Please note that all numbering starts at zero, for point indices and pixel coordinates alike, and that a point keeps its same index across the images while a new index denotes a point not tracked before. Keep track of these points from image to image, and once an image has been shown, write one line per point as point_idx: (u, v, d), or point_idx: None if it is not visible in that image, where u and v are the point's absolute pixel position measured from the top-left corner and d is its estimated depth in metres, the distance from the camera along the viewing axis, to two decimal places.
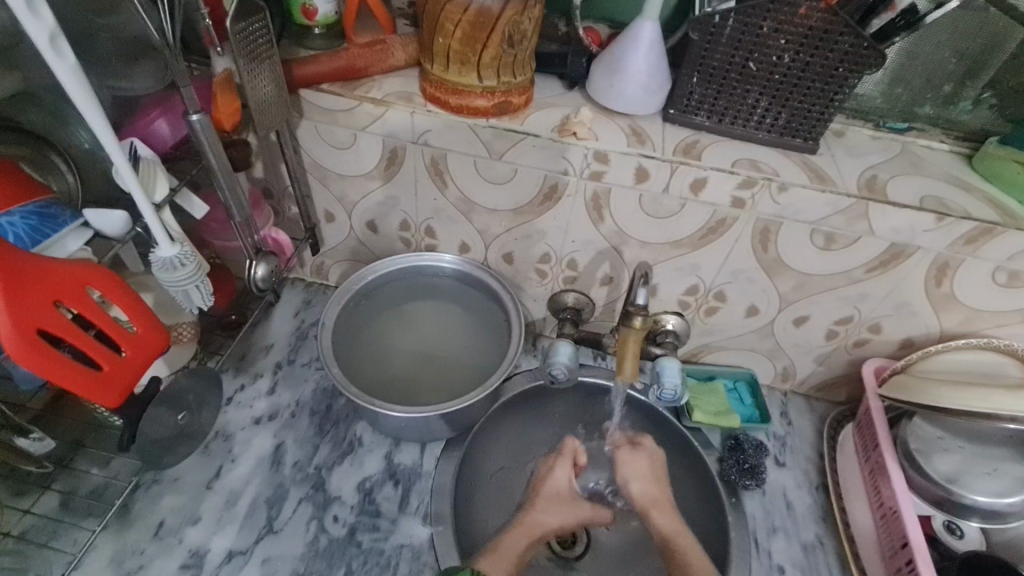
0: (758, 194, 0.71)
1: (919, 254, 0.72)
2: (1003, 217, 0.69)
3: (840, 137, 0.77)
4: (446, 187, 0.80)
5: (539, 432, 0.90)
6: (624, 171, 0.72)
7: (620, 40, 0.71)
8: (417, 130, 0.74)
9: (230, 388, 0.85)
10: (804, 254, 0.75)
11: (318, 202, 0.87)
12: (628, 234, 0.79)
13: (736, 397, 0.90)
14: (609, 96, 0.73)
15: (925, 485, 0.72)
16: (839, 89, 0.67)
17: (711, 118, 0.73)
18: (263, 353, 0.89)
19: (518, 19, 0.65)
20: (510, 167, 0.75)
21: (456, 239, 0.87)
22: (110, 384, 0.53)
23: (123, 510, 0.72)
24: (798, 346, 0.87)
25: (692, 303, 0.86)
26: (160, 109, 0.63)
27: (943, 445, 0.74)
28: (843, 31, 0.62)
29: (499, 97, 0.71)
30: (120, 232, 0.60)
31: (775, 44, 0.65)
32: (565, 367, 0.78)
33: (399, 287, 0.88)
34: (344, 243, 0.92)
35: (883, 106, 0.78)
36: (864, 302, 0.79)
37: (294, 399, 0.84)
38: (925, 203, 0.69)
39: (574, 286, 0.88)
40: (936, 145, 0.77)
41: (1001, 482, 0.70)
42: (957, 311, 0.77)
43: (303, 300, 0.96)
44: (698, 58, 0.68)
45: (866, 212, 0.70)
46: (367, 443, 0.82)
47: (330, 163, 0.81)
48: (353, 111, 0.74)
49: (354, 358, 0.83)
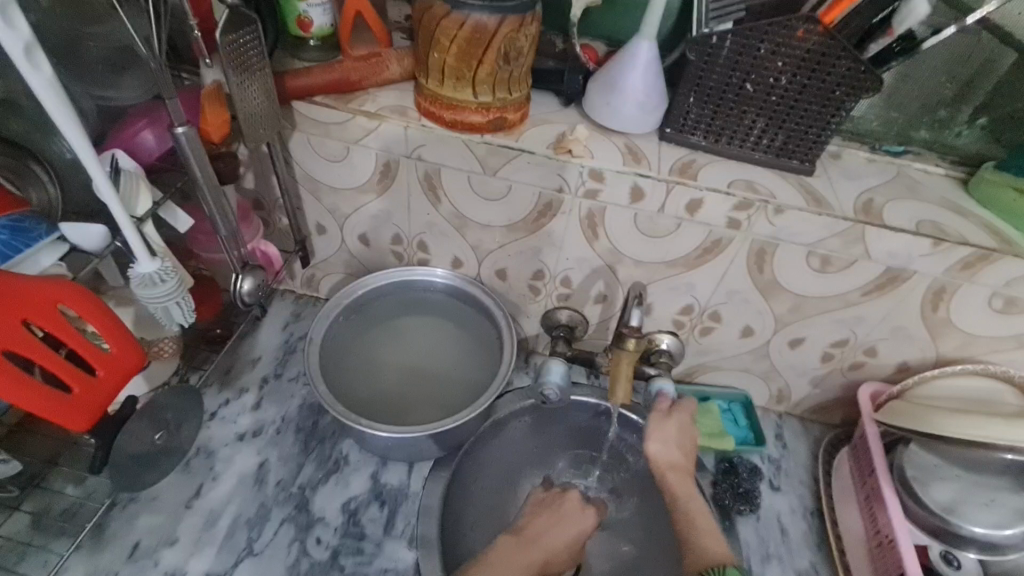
0: (754, 216, 0.70)
1: (915, 279, 0.71)
2: (1000, 244, 0.68)
3: (837, 159, 0.77)
4: (440, 202, 0.79)
5: (528, 452, 0.88)
6: (620, 191, 0.72)
7: (617, 59, 0.70)
8: (411, 144, 0.73)
9: (214, 403, 0.83)
10: (797, 275, 0.74)
11: (310, 214, 0.86)
12: (623, 253, 0.78)
13: (730, 419, 0.89)
14: (605, 113, 0.73)
15: (921, 514, 0.70)
16: (836, 112, 0.67)
17: (707, 138, 0.73)
18: (250, 366, 0.87)
19: (515, 35, 0.64)
20: (504, 184, 0.74)
21: (449, 254, 0.86)
22: (80, 407, 0.51)
23: (97, 530, 0.70)
24: (793, 368, 0.86)
25: (686, 323, 0.85)
26: (146, 120, 0.60)
27: (940, 473, 0.72)
28: (840, 55, 0.62)
29: (495, 114, 0.70)
30: (98, 247, 0.58)
31: (771, 66, 0.65)
32: (557, 387, 0.78)
33: (393, 300, 0.87)
34: (335, 257, 0.91)
35: (879, 129, 0.78)
36: (860, 325, 0.78)
37: (279, 415, 0.83)
38: (921, 228, 0.69)
39: (568, 304, 0.87)
40: (932, 169, 0.77)
41: (999, 513, 0.68)
42: (953, 336, 0.76)
43: (292, 314, 0.95)
44: (695, 77, 0.68)
45: (863, 236, 0.69)
46: (354, 462, 0.80)
47: (322, 176, 0.80)
48: (346, 124, 0.73)
49: (342, 374, 0.82)
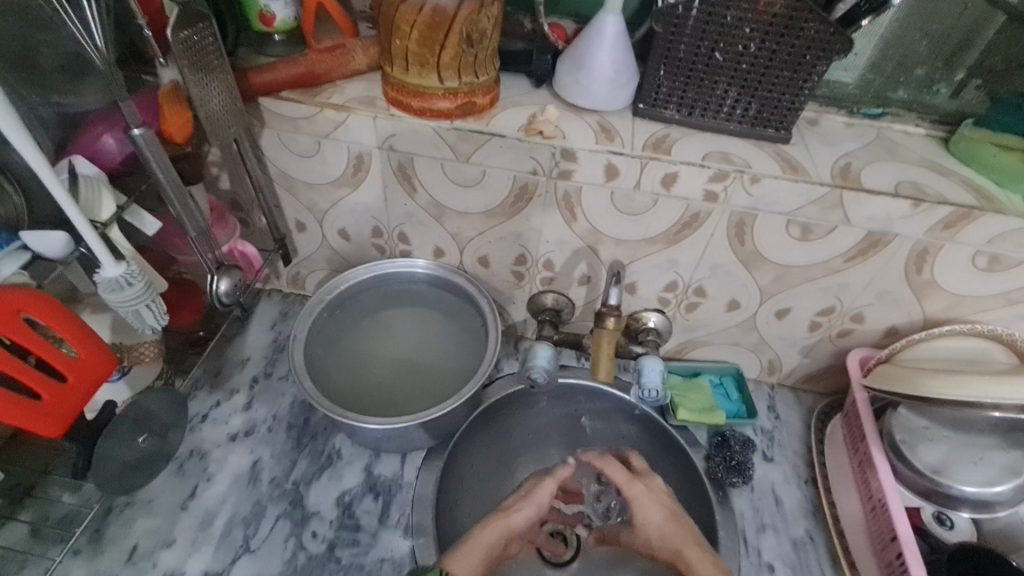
0: (730, 186, 0.69)
1: (897, 242, 0.71)
2: (980, 201, 0.67)
3: (813, 125, 0.76)
4: (416, 192, 0.78)
5: (521, 437, 0.89)
6: (593, 170, 0.71)
7: (584, 35, 0.69)
8: (381, 135, 0.73)
9: (205, 405, 0.83)
10: (778, 244, 0.74)
11: (288, 212, 0.85)
12: (602, 233, 0.78)
13: (722, 394, 0.89)
14: (575, 92, 0.72)
15: (911, 477, 0.70)
16: (808, 77, 0.66)
17: (680, 112, 0.72)
18: (239, 367, 0.87)
19: (476, 17, 0.64)
20: (478, 169, 0.73)
21: (430, 244, 0.86)
22: (52, 413, 0.51)
23: (94, 534, 0.71)
24: (781, 338, 0.86)
25: (672, 299, 0.85)
26: (106, 125, 0.62)
27: (929, 434, 0.72)
28: (808, 17, 0.61)
29: (463, 99, 0.69)
30: (62, 254, 0.58)
31: (739, 33, 0.64)
32: (544, 370, 0.78)
33: (376, 294, 0.87)
34: (318, 253, 0.91)
35: (856, 92, 0.77)
36: (845, 292, 0.77)
37: (270, 414, 0.83)
38: (900, 189, 0.68)
39: (553, 287, 0.86)
40: (912, 129, 0.76)
41: (989, 471, 0.68)
42: (939, 298, 0.75)
43: (280, 313, 0.95)
44: (664, 50, 0.67)
45: (841, 201, 0.68)
46: (346, 456, 0.80)
47: (297, 172, 0.79)
48: (314, 118, 0.73)
49: (330, 370, 0.82)
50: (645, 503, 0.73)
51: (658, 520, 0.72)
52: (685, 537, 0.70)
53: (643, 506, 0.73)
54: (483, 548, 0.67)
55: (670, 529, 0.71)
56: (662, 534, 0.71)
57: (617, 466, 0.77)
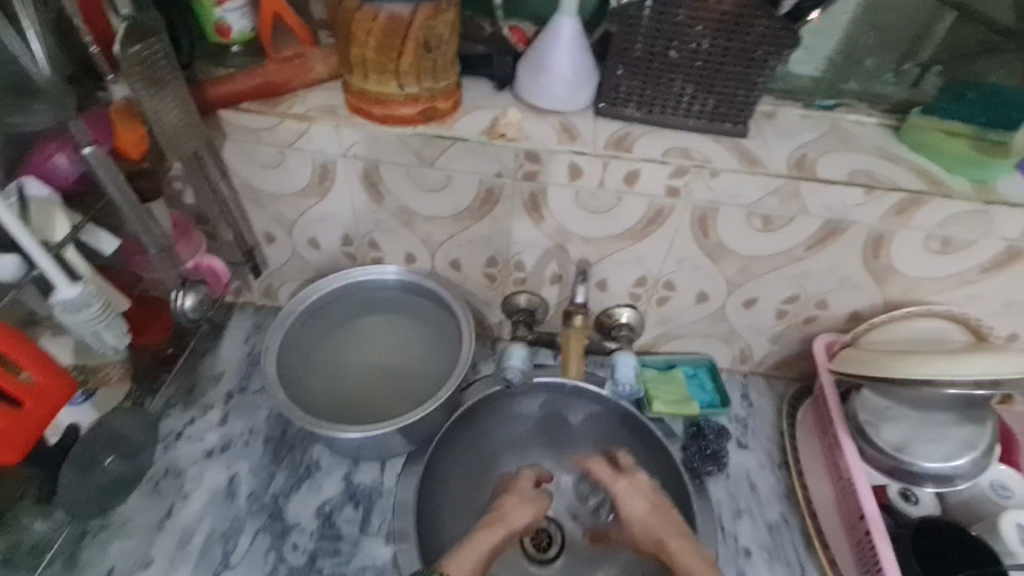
0: (691, 181, 0.71)
1: (854, 229, 0.73)
2: (929, 186, 0.70)
3: (770, 118, 0.77)
4: (383, 199, 0.78)
5: (502, 438, 0.88)
6: (557, 170, 0.72)
7: (541, 38, 0.70)
8: (345, 144, 0.73)
9: (179, 422, 0.82)
10: (741, 236, 0.76)
11: (256, 223, 0.85)
12: (570, 232, 0.78)
13: (696, 384, 0.90)
14: (536, 93, 0.73)
15: (876, 456, 0.73)
16: (761, 73, 0.67)
17: (641, 110, 0.73)
18: (213, 383, 0.86)
19: (431, 23, 0.64)
20: (443, 174, 0.74)
21: (401, 250, 0.86)
22: (9, 440, 0.51)
23: (69, 560, 0.69)
24: (750, 328, 0.88)
25: (643, 294, 0.86)
26: (57, 143, 0.61)
27: (891, 414, 0.74)
28: (757, 14, 0.63)
29: (424, 104, 0.70)
30: (15, 275, 0.58)
31: (692, 32, 0.65)
32: (518, 370, 0.81)
33: (349, 303, 0.87)
34: (289, 264, 0.90)
35: (810, 84, 0.79)
36: (808, 280, 0.80)
37: (246, 428, 0.82)
38: (853, 178, 0.70)
39: (525, 288, 0.87)
40: (866, 119, 0.77)
41: (949, 446, 0.71)
42: (897, 281, 0.78)
43: (253, 326, 0.94)
44: (620, 49, 0.68)
45: (797, 192, 0.70)
46: (325, 466, 0.80)
47: (262, 184, 0.79)
48: (276, 128, 0.72)
49: (305, 380, 0.82)
50: (630, 497, 0.74)
51: (642, 512, 0.73)
52: (669, 529, 0.71)
53: (628, 498, 0.74)
54: (479, 553, 0.67)
55: (653, 521, 0.72)
56: (648, 525, 0.72)
57: (604, 464, 0.78)
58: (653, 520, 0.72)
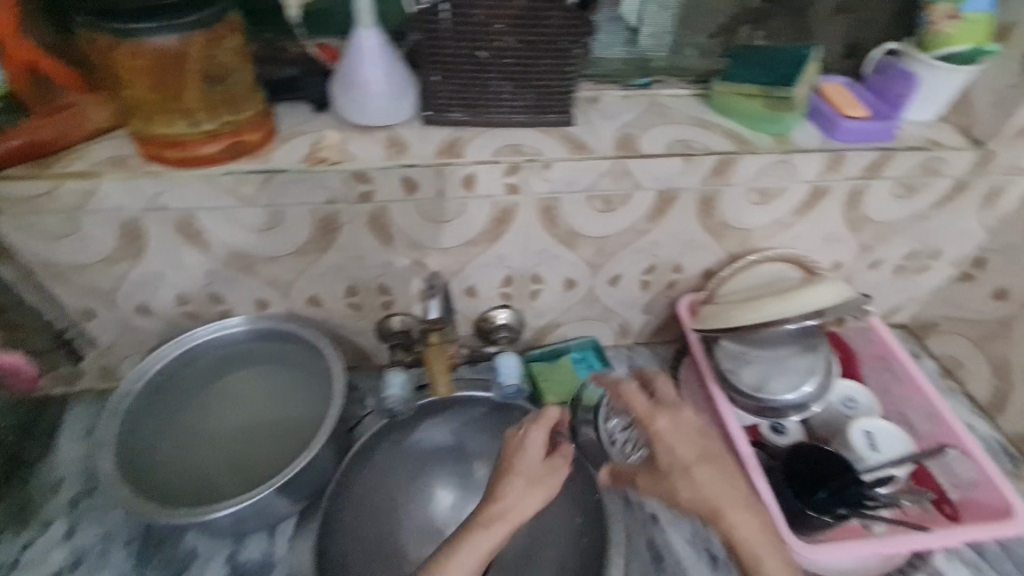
0: (526, 176, 0.71)
1: (684, 195, 0.78)
2: (737, 145, 0.76)
3: (594, 103, 0.80)
4: (211, 248, 0.71)
5: (402, 471, 0.83)
6: (392, 187, 0.69)
7: (346, 53, 0.67)
8: (148, 196, 0.65)
9: (10, 550, 0.69)
10: (588, 220, 0.78)
11: (66, 302, 0.73)
12: (423, 246, 0.76)
13: (585, 366, 0.91)
14: (354, 111, 0.69)
15: (742, 400, 0.79)
16: (569, 62, 0.69)
17: (467, 113, 0.73)
18: (51, 494, 0.74)
19: (209, 54, 0.61)
20: (271, 211, 0.68)
21: (249, 298, 0.78)
22: None
23: None
24: (621, 303, 0.91)
25: (514, 292, 0.86)
26: None
27: (748, 357, 0.80)
28: (549, 7, 0.64)
29: (227, 140, 0.64)
30: None
31: (493, 30, 0.65)
32: (399, 398, 0.79)
33: (199, 365, 0.78)
34: (121, 338, 0.79)
35: (623, 67, 0.83)
36: (659, 249, 0.84)
37: (99, 535, 0.71)
38: (673, 149, 0.75)
39: (396, 309, 0.84)
40: (678, 92, 0.84)
41: (797, 376, 0.78)
42: (733, 236, 0.84)
43: (96, 416, 0.82)
44: (429, 57, 0.67)
45: (626, 169, 0.73)
46: (204, 552, 0.72)
47: (59, 257, 0.69)
48: (54, 193, 0.63)
49: (161, 463, 0.73)
50: (675, 437, 0.61)
51: (688, 461, 0.59)
52: (719, 486, 0.59)
53: (671, 440, 0.61)
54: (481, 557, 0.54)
55: (702, 474, 0.59)
56: (694, 491, 0.58)
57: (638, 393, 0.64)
58: (702, 477, 0.59)
